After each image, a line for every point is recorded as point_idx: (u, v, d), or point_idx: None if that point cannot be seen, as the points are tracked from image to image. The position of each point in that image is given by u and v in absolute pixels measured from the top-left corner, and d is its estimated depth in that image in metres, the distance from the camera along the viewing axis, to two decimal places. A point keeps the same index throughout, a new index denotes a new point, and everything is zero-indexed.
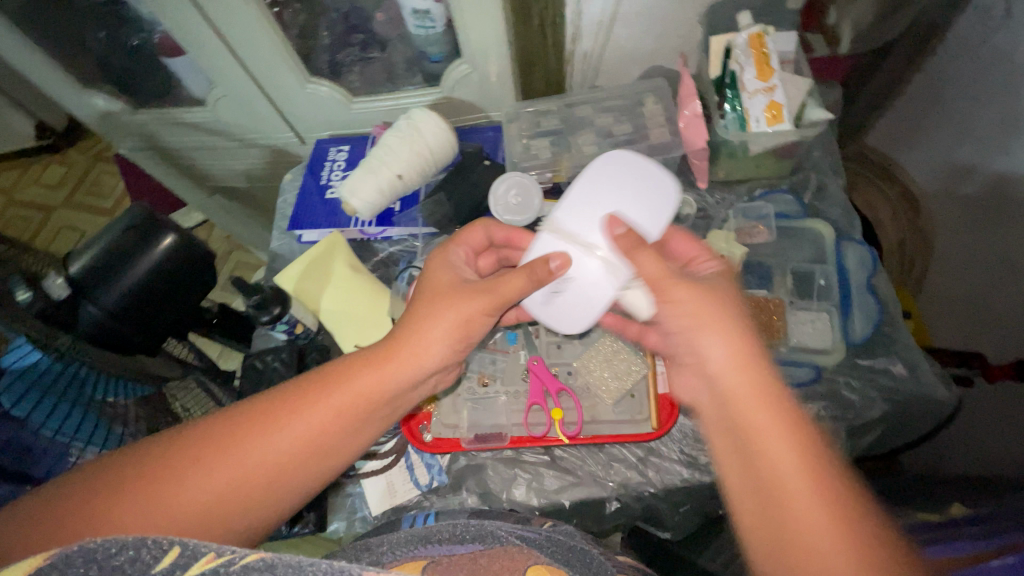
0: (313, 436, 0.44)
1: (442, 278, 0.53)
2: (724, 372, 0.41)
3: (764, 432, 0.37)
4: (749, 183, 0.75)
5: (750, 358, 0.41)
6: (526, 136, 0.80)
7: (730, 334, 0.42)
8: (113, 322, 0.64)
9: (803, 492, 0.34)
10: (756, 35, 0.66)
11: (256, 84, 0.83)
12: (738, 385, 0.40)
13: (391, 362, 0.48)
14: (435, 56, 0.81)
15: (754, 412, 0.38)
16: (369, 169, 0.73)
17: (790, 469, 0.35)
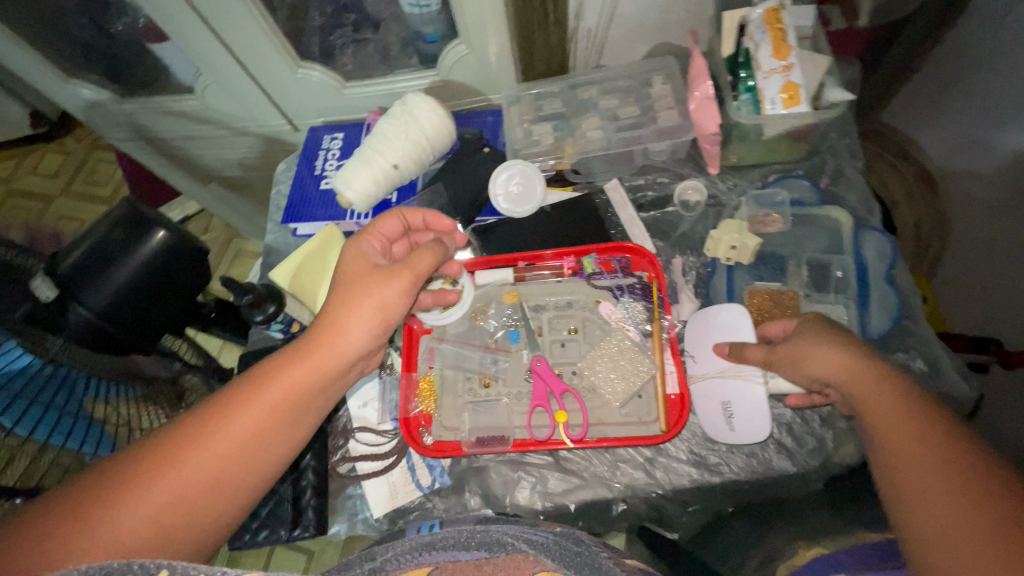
0: (252, 433, 0.43)
1: (359, 264, 0.52)
2: (858, 393, 0.44)
3: (914, 442, 0.38)
4: (762, 167, 0.71)
5: (886, 374, 0.43)
6: (527, 121, 0.76)
7: (847, 353, 0.46)
8: (106, 322, 0.62)
9: (920, 474, 0.36)
10: (773, 8, 0.62)
11: (244, 69, 0.79)
12: (876, 401, 0.42)
13: (322, 353, 0.47)
14: (430, 37, 0.77)
15: (901, 421, 0.40)
16: (363, 159, 0.70)
17: (913, 456, 0.37)
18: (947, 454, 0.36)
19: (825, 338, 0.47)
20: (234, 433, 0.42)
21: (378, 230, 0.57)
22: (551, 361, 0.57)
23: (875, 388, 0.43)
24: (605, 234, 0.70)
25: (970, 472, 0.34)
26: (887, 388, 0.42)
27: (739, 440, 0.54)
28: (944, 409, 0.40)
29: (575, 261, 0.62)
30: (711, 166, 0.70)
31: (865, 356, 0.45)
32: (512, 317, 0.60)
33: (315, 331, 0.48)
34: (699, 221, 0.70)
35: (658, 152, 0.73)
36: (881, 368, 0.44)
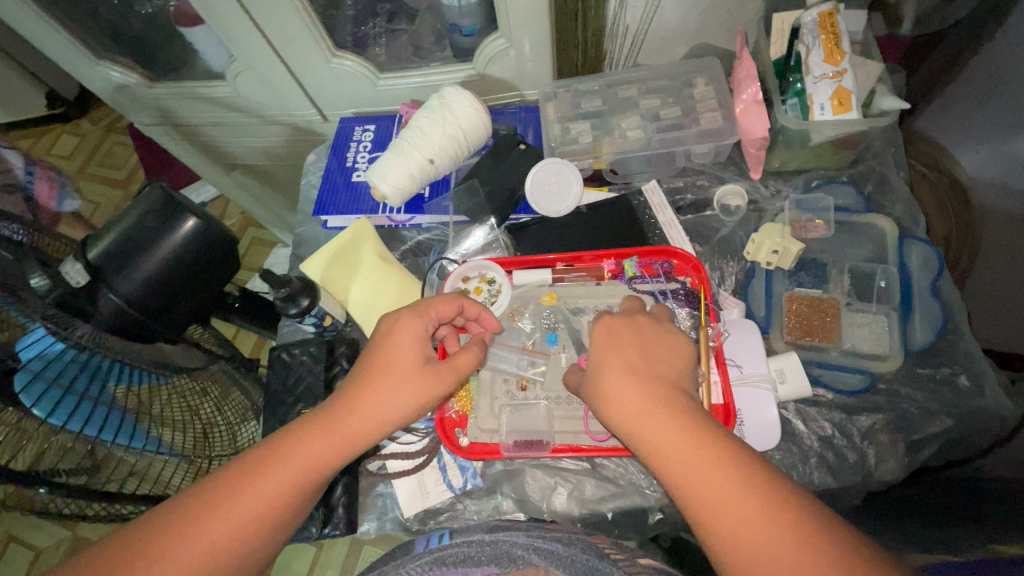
0: (267, 509, 0.42)
1: (403, 354, 0.50)
2: (685, 475, 0.38)
3: (756, 539, 0.34)
4: (805, 174, 0.69)
5: (705, 439, 0.39)
6: (564, 119, 0.74)
7: (669, 422, 0.40)
8: (134, 310, 0.61)
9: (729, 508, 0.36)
10: (827, 13, 0.59)
11: (277, 57, 0.77)
12: (705, 486, 0.37)
13: (346, 430, 0.47)
14: (468, 30, 0.76)
15: (738, 512, 0.35)
16: (398, 153, 0.69)
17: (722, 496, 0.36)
18: (796, 548, 0.33)
19: (658, 397, 0.42)
20: (247, 508, 0.42)
21: (428, 313, 0.52)
22: None
23: (699, 465, 0.37)
24: (642, 236, 0.68)
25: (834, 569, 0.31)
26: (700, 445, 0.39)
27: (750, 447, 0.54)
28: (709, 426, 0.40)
29: (615, 264, 0.61)
30: (754, 170, 0.69)
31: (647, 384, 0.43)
32: (551, 318, 0.58)
33: (339, 405, 0.48)
34: (740, 226, 0.68)
35: (699, 155, 0.71)
36: (697, 426, 0.39)
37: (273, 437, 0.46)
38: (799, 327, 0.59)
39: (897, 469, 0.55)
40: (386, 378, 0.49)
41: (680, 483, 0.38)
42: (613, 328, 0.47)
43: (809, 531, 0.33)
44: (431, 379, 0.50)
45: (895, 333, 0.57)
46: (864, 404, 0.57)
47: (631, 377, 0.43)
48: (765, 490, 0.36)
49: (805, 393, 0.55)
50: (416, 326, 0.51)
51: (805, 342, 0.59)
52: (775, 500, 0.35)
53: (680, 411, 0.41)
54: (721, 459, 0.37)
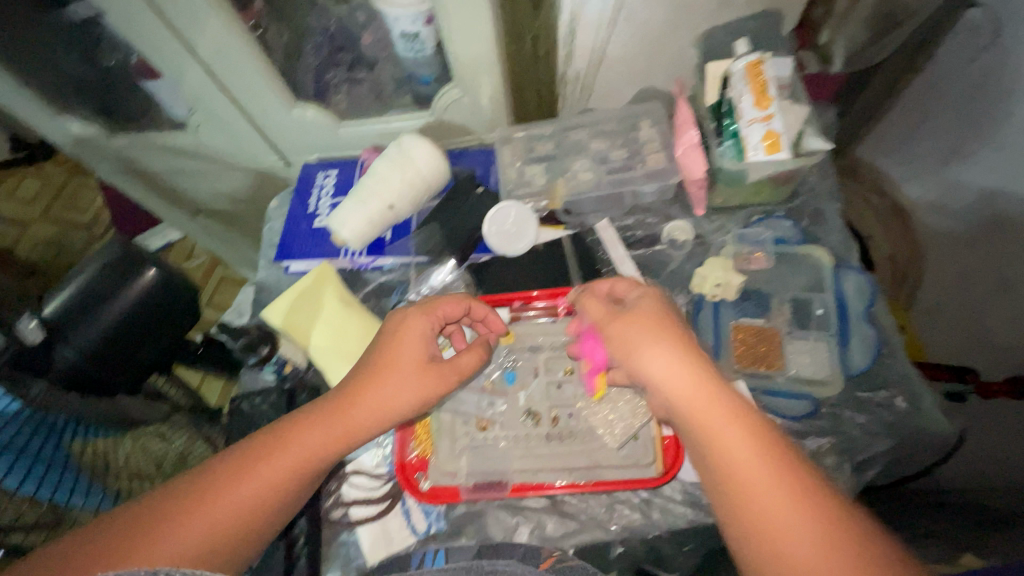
0: (268, 492, 0.46)
1: (408, 351, 0.53)
2: (716, 442, 0.41)
3: (774, 512, 0.37)
4: (746, 209, 0.74)
5: (742, 419, 0.41)
6: (519, 161, 0.79)
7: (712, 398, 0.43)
8: (95, 362, 0.60)
9: (748, 476, 0.39)
10: (754, 63, 0.65)
11: (238, 107, 0.79)
12: (730, 455, 0.40)
13: (347, 423, 0.50)
14: (426, 77, 0.82)
15: (760, 483, 0.38)
16: (358, 199, 0.70)
17: (740, 465, 0.39)
18: (801, 513, 0.37)
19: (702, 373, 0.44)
20: (252, 489, 0.45)
21: (432, 314, 0.56)
22: (548, 403, 0.57)
23: (733, 438, 0.40)
24: (594, 273, 0.71)
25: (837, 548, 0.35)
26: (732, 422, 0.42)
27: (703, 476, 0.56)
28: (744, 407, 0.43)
29: (570, 301, 0.63)
30: (698, 207, 0.73)
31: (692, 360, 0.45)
32: (509, 358, 0.60)
33: (344, 398, 0.51)
34: (687, 259, 0.72)
35: (646, 194, 0.75)
36: (725, 401, 0.43)
37: (280, 425, 0.49)
38: (746, 355, 0.62)
39: (846, 490, 0.57)
40: (390, 374, 0.52)
41: (711, 449, 0.41)
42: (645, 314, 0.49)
43: (829, 518, 0.36)
44: (433, 377, 0.53)
45: (835, 359, 0.61)
46: (809, 428, 0.59)
47: (675, 357, 0.45)
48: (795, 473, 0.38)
49: None
50: (422, 326, 0.55)
51: (752, 370, 0.62)
52: (803, 482, 0.38)
53: (709, 381, 0.44)
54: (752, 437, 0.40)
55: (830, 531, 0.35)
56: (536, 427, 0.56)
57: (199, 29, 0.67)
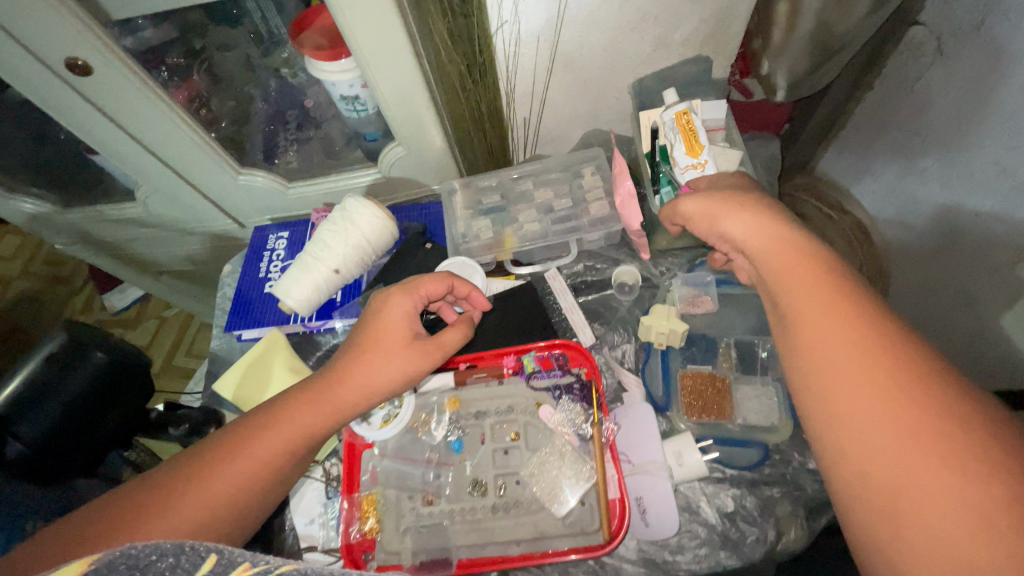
0: (273, 457, 0.50)
1: (391, 328, 0.57)
2: (812, 334, 0.38)
3: (830, 342, 0.37)
4: (690, 251, 0.74)
5: (850, 316, 0.38)
6: (466, 214, 0.78)
7: (818, 293, 0.40)
8: (48, 442, 0.63)
9: (810, 311, 0.39)
10: (682, 111, 0.65)
11: (180, 176, 0.79)
12: (828, 345, 0.37)
13: (335, 401, 0.53)
14: (371, 135, 0.83)
15: (853, 374, 0.35)
16: (303, 265, 0.71)
17: (806, 311, 0.40)
18: (860, 354, 0.35)
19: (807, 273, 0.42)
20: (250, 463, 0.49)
21: (412, 291, 0.60)
22: (494, 471, 0.56)
23: (831, 332, 0.37)
24: (545, 323, 0.71)
25: (943, 442, 0.30)
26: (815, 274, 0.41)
27: (656, 535, 0.55)
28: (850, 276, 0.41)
29: (515, 359, 0.62)
30: (642, 252, 0.73)
31: (781, 228, 0.46)
32: (455, 424, 0.59)
33: (330, 378, 0.54)
34: (636, 304, 0.72)
35: (592, 241, 0.76)
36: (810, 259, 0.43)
37: (280, 399, 0.54)
38: (696, 404, 0.62)
39: (801, 538, 0.56)
40: (375, 349, 0.55)
41: (810, 344, 0.38)
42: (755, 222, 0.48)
43: (934, 389, 0.32)
44: (416, 355, 0.56)
45: (784, 404, 0.61)
46: (762, 475, 0.59)
47: (763, 224, 0.47)
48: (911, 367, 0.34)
49: (701, 473, 0.57)
50: (404, 304, 0.59)
51: (704, 419, 0.61)
52: (925, 374, 0.33)
53: (806, 249, 0.44)
54: (857, 329, 0.37)
55: (896, 379, 0.33)
56: (483, 498, 0.55)
57: (131, 111, 0.66)
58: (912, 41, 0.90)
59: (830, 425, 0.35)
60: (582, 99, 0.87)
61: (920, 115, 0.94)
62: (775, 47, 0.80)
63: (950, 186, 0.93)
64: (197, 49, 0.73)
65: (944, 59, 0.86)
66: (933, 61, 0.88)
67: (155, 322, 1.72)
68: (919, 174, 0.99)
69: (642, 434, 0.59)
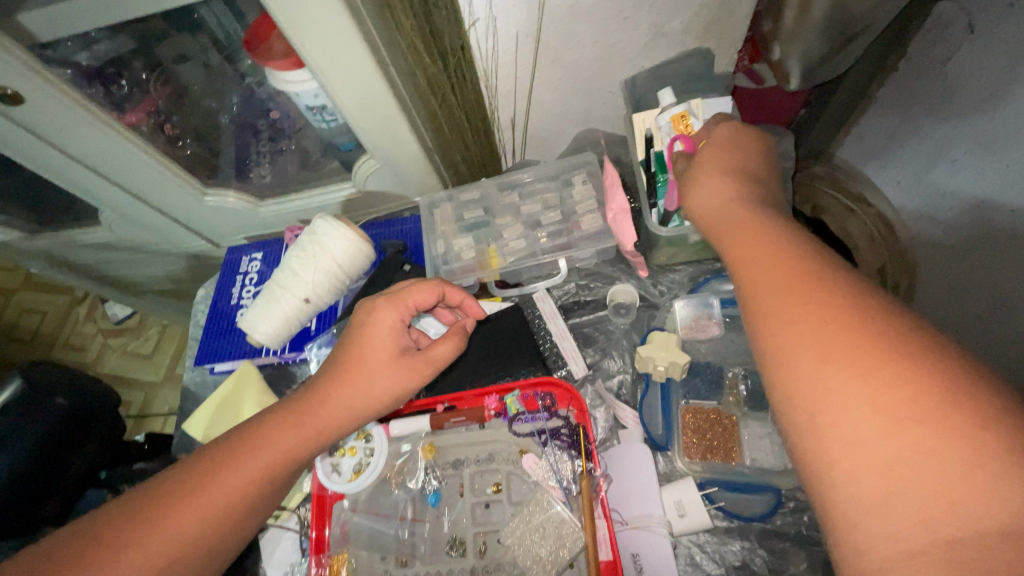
0: (243, 488, 0.44)
1: (379, 345, 0.51)
2: (746, 272, 0.36)
3: (785, 298, 0.32)
4: (693, 266, 0.67)
5: (803, 268, 0.33)
6: (448, 231, 0.72)
7: (752, 235, 0.38)
8: (13, 496, 0.60)
9: (764, 267, 0.35)
10: (679, 115, 0.58)
11: (140, 200, 0.74)
12: (763, 277, 0.34)
13: (317, 423, 0.48)
14: (345, 145, 0.76)
15: (780, 297, 0.32)
16: (269, 295, 0.66)
17: (758, 270, 0.35)
18: (811, 304, 0.31)
19: (746, 221, 0.39)
20: (219, 495, 0.43)
21: (399, 303, 0.53)
22: (474, 528, 0.51)
23: (768, 263, 0.35)
24: (534, 352, 0.64)
25: (870, 348, 0.27)
26: (760, 234, 0.37)
27: None
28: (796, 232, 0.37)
29: (498, 400, 0.56)
30: (641, 270, 0.66)
31: (743, 198, 0.42)
32: (432, 475, 0.54)
33: (311, 396, 0.49)
34: (633, 327, 0.65)
35: (583, 257, 0.69)
36: (753, 221, 0.39)
37: (252, 422, 0.48)
38: (698, 444, 0.56)
39: None
40: (360, 371, 0.50)
41: (748, 282, 0.35)
42: (720, 181, 0.45)
43: (892, 325, 0.28)
44: (406, 370, 0.51)
45: None
46: (773, 525, 0.53)
47: (727, 190, 0.44)
48: (839, 285, 0.31)
49: (703, 525, 0.52)
50: (390, 318, 0.52)
51: (707, 462, 0.55)
52: (891, 319, 0.28)
53: (750, 213, 0.40)
54: (784, 257, 0.34)
55: (859, 327, 0.28)
56: (462, 558, 0.50)
57: (73, 138, 0.62)
58: (941, 17, 0.80)
59: (763, 359, 0.32)
60: (573, 96, 0.79)
61: (951, 99, 0.85)
62: (787, 31, 0.71)
63: (983, 178, 0.84)
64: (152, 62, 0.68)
65: (975, 39, 0.78)
66: (963, 42, 0.80)
67: (156, 331, 1.70)
68: (950, 165, 0.90)
69: (639, 485, 0.54)
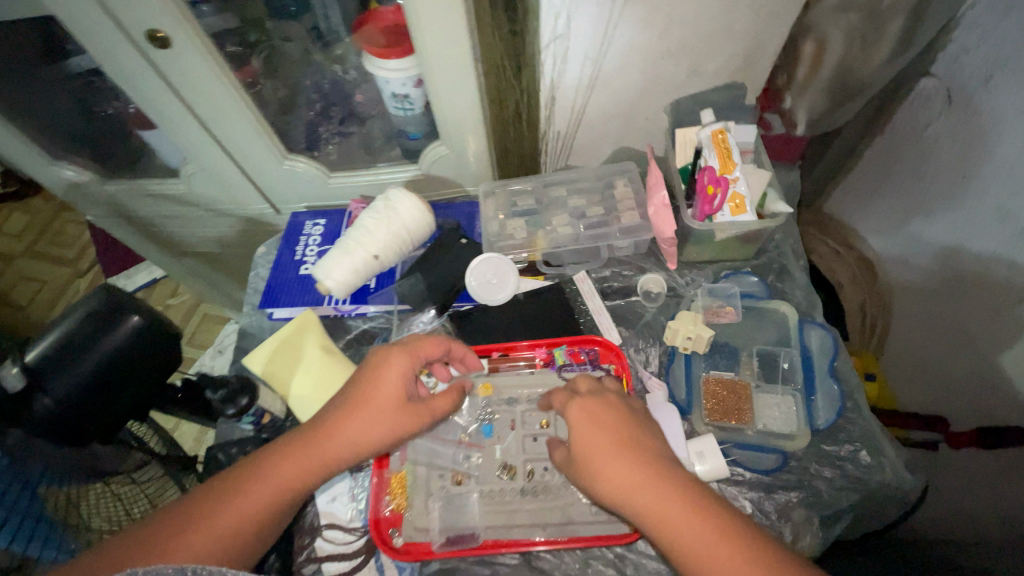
0: (252, 518, 0.48)
1: (387, 390, 0.53)
2: (641, 500, 0.45)
3: (669, 510, 0.43)
4: (716, 264, 0.77)
5: (668, 481, 0.45)
6: (502, 215, 0.82)
7: (633, 468, 0.46)
8: (69, 412, 0.59)
9: (638, 480, 0.45)
10: (719, 130, 0.69)
11: (230, 156, 0.83)
12: (662, 510, 0.43)
13: (321, 455, 0.51)
14: (413, 134, 0.87)
15: (666, 509, 0.43)
16: (344, 249, 0.73)
17: (635, 482, 0.45)
18: (685, 518, 0.43)
19: (615, 452, 0.47)
20: (227, 522, 0.46)
21: (413, 351, 0.56)
22: (522, 456, 0.58)
23: (635, 477, 0.46)
24: (574, 323, 0.73)
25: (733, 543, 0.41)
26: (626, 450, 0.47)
27: None
28: (643, 440, 0.49)
29: (547, 352, 0.66)
30: (669, 261, 0.77)
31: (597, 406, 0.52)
32: (486, 410, 0.61)
33: (318, 430, 0.52)
34: (661, 311, 0.74)
35: (621, 248, 0.79)
36: (617, 429, 0.49)
37: (263, 453, 0.51)
38: (716, 408, 0.64)
39: (814, 544, 0.58)
40: (365, 410, 0.53)
41: (642, 504, 0.44)
42: (590, 410, 0.51)
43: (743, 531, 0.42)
44: (407, 416, 0.54)
45: (801, 413, 0.63)
46: (779, 482, 0.60)
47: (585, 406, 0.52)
48: (697, 497, 0.44)
49: (723, 475, 0.60)
50: (404, 365, 0.55)
51: (723, 423, 0.63)
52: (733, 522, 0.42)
53: (610, 417, 0.50)
54: (652, 469, 0.46)
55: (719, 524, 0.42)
56: (511, 481, 0.56)
57: (195, 84, 0.69)
58: (924, 90, 0.96)
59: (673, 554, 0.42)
60: (616, 118, 0.92)
61: (927, 160, 1.00)
62: (800, 83, 0.86)
63: None
64: (249, 42, 0.76)
65: (951, 110, 0.93)
66: (941, 111, 0.95)
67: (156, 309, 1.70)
68: (925, 216, 1.04)
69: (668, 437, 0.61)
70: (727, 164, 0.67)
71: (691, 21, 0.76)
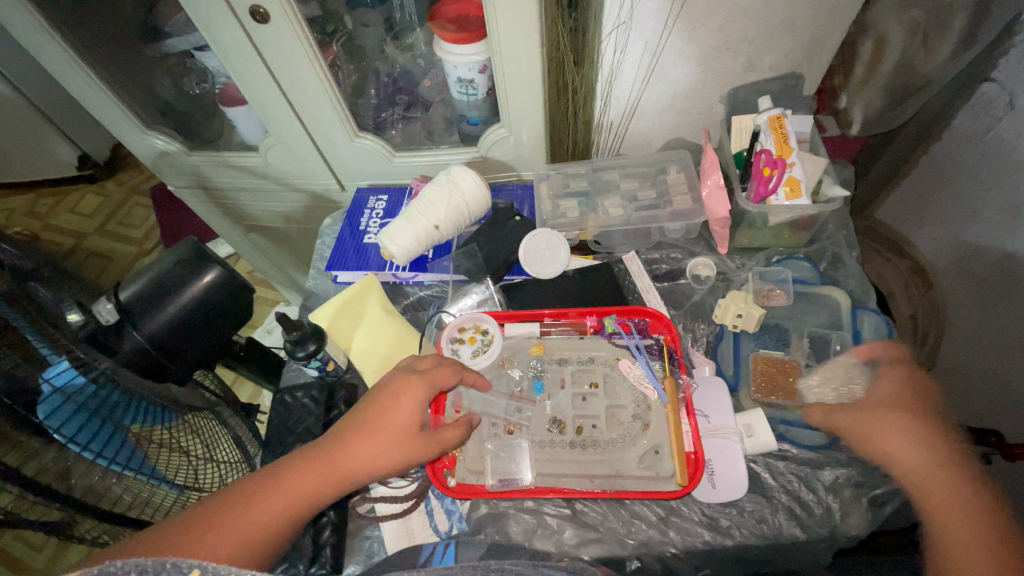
0: (263, 528, 0.47)
1: (401, 416, 0.54)
2: (904, 455, 0.52)
3: (926, 467, 0.51)
4: (767, 250, 0.78)
5: (941, 450, 0.52)
6: (556, 197, 0.84)
7: (910, 433, 0.53)
8: (156, 349, 0.65)
9: (903, 439, 0.53)
10: (776, 116, 0.72)
11: (305, 132, 0.89)
12: (916, 463, 0.52)
13: (331, 470, 0.51)
14: (474, 119, 0.90)
15: (924, 466, 0.51)
16: (408, 218, 0.77)
17: (902, 439, 0.53)
18: (935, 477, 0.50)
19: (901, 417, 0.54)
20: (241, 529, 0.46)
21: (432, 380, 0.57)
22: (573, 413, 0.63)
23: (907, 440, 0.53)
24: (623, 299, 0.76)
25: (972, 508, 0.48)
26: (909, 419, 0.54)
27: (718, 499, 0.58)
28: (938, 415, 0.54)
29: (597, 320, 0.70)
30: (720, 245, 0.78)
31: (909, 377, 0.57)
32: (537, 367, 0.66)
33: (331, 445, 0.53)
34: (709, 292, 0.76)
35: (672, 231, 0.81)
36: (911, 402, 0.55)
37: (280, 463, 0.52)
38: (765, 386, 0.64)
39: (862, 525, 0.57)
40: (378, 434, 0.53)
41: (908, 458, 0.52)
42: (901, 378, 0.57)
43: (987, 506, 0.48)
44: (419, 444, 0.54)
45: None
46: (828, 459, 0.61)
47: (891, 375, 0.58)
48: (960, 471, 0.50)
49: (770, 449, 0.60)
50: (418, 392, 0.55)
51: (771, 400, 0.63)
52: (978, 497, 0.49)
53: (914, 389, 0.56)
54: (923, 437, 0.53)
55: (965, 492, 0.49)
56: (561, 434, 0.61)
57: (285, 57, 0.76)
58: (985, 94, 0.91)
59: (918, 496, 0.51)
60: (670, 110, 0.94)
61: (985, 166, 0.97)
62: (858, 81, 0.87)
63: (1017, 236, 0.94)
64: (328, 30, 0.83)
65: (1013, 114, 0.88)
66: (1003, 115, 0.90)
67: None
68: (986, 224, 1.01)
69: (714, 410, 0.63)
70: (784, 151, 0.70)
71: (750, 14, 0.78)
